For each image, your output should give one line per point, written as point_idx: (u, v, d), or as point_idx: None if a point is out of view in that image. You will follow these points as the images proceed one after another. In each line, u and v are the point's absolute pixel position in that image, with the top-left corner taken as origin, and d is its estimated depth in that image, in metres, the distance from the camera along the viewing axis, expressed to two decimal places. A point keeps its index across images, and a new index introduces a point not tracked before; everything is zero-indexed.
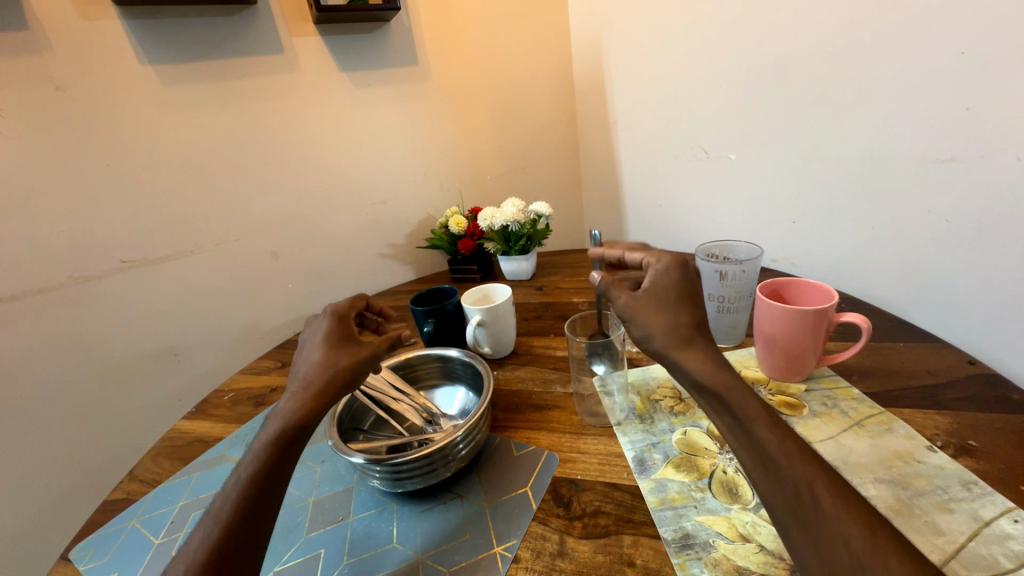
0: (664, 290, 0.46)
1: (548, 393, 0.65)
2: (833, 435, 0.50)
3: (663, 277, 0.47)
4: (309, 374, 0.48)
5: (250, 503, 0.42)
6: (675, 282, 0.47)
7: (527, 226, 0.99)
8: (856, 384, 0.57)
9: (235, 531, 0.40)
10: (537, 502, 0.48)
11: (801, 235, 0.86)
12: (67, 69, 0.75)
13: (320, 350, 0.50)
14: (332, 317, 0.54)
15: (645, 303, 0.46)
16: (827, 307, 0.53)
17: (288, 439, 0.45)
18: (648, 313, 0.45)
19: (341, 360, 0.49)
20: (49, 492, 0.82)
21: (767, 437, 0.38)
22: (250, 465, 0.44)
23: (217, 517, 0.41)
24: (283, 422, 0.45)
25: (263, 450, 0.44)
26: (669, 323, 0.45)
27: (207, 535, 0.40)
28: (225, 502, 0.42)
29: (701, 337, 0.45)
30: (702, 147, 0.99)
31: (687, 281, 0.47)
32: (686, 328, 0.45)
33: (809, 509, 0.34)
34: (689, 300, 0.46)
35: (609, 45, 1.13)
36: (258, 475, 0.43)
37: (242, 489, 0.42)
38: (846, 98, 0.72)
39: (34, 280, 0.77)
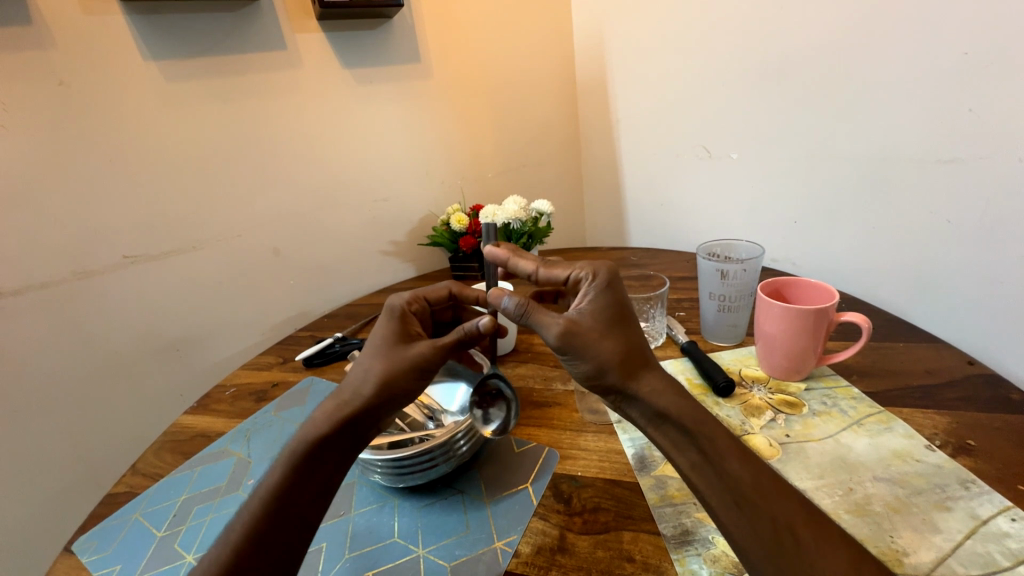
0: (604, 313, 0.43)
1: (549, 390, 0.65)
2: (832, 434, 0.50)
3: (598, 299, 0.44)
4: (346, 383, 0.48)
5: (262, 525, 0.42)
6: (612, 302, 0.44)
7: (528, 224, 1.00)
8: (856, 383, 0.57)
9: (245, 554, 0.40)
10: (538, 498, 0.48)
11: (801, 235, 0.86)
12: (70, 64, 0.75)
13: (373, 357, 0.48)
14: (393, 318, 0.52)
15: (590, 329, 0.42)
16: (827, 307, 0.53)
17: (309, 456, 0.44)
18: (598, 342, 0.42)
19: (380, 373, 0.47)
20: (51, 486, 0.82)
21: (741, 475, 0.37)
22: (270, 482, 0.43)
23: (233, 535, 0.41)
24: (309, 436, 0.45)
25: (280, 468, 0.44)
26: (621, 350, 0.42)
27: (220, 552, 0.41)
28: (238, 522, 0.42)
29: (651, 359, 0.42)
30: (704, 146, 0.99)
31: (621, 298, 0.44)
32: (635, 351, 0.42)
33: (790, 552, 0.35)
34: (629, 321, 0.44)
35: (612, 44, 1.13)
36: (274, 496, 0.43)
37: (260, 508, 0.42)
38: (849, 98, 0.72)
39: (37, 275, 0.78)
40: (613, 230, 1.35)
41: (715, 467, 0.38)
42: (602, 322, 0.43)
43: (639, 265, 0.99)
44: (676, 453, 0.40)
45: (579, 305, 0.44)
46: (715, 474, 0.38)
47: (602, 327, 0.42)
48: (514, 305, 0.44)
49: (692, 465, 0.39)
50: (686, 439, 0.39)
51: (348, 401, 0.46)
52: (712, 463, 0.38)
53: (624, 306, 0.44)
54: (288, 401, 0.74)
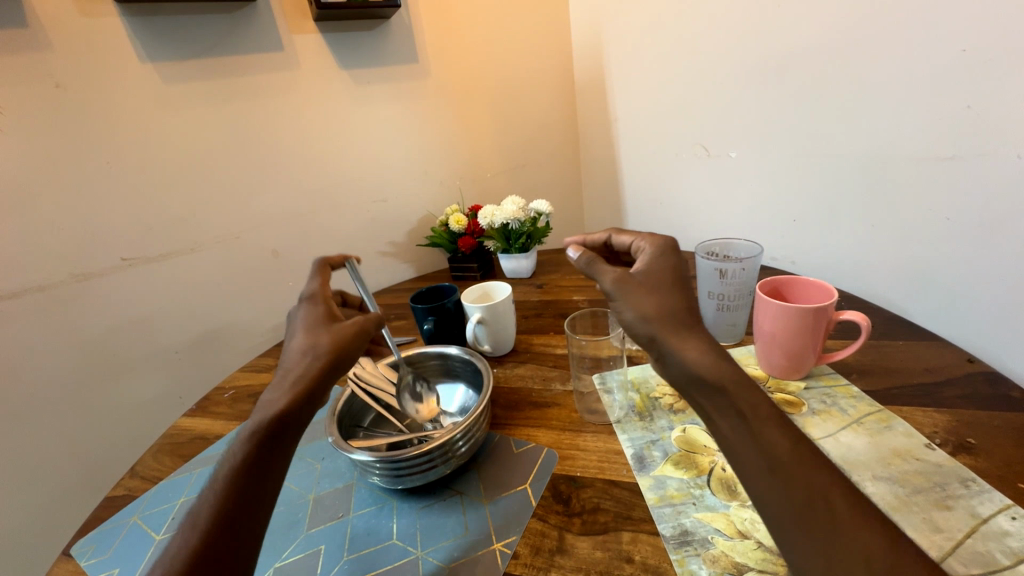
0: (659, 271, 0.45)
1: (548, 390, 0.65)
2: (832, 432, 0.50)
3: (659, 260, 0.46)
4: (292, 364, 0.48)
5: (231, 503, 0.39)
6: (670, 263, 0.46)
7: (527, 224, 1.00)
8: (856, 381, 0.57)
9: (217, 535, 0.37)
10: (537, 499, 0.48)
11: (800, 233, 0.86)
12: (67, 66, 0.75)
13: (302, 338, 0.50)
14: (307, 306, 0.54)
15: (643, 282, 0.45)
16: (826, 305, 0.53)
17: (270, 431, 0.43)
18: (645, 294, 0.44)
19: (324, 346, 0.49)
20: (50, 489, 0.82)
21: (776, 441, 0.36)
22: (231, 463, 0.41)
23: (199, 519, 0.38)
24: (266, 412, 0.44)
25: (242, 447, 0.42)
26: (668, 304, 0.43)
27: (187, 538, 0.37)
28: (204, 504, 0.39)
29: (697, 326, 0.43)
30: (702, 145, 0.99)
31: (682, 263, 0.46)
32: (682, 308, 0.43)
33: (823, 522, 0.33)
34: (684, 282, 0.45)
35: (609, 43, 1.13)
36: (237, 475, 0.41)
37: (225, 488, 0.40)
38: (846, 96, 0.72)
39: (34, 278, 0.77)
40: (612, 229, 1.35)
41: (751, 433, 0.37)
42: (657, 278, 0.45)
43: None
44: (716, 417, 0.39)
45: (639, 264, 0.47)
46: (753, 440, 0.37)
47: (657, 281, 0.45)
48: (578, 256, 0.48)
49: (732, 428, 0.38)
50: (723, 404, 0.39)
51: (301, 374, 0.47)
52: (749, 428, 0.37)
53: (684, 269, 0.46)
54: None
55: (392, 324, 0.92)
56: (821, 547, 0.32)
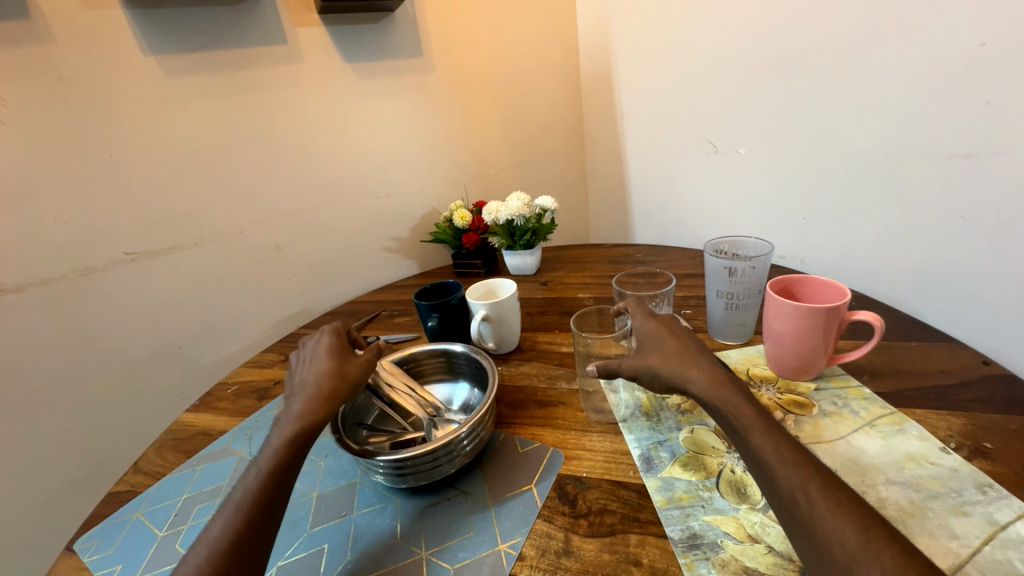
0: (651, 327, 0.51)
1: (553, 389, 0.64)
2: (844, 435, 0.49)
3: (646, 323, 0.52)
4: (317, 381, 0.50)
5: (271, 490, 0.42)
6: (657, 323, 0.51)
7: (532, 221, 0.99)
8: (867, 383, 0.56)
9: (255, 521, 0.40)
10: (542, 499, 0.48)
11: (809, 232, 0.85)
12: (70, 59, 0.75)
13: (326, 363, 0.53)
14: (330, 335, 0.56)
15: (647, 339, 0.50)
16: (838, 304, 0.51)
17: (304, 437, 0.46)
18: (647, 355, 0.48)
19: (349, 372, 0.52)
20: (56, 482, 0.82)
21: (761, 444, 0.39)
22: (271, 458, 0.45)
23: (239, 503, 0.42)
24: (300, 421, 0.47)
25: (281, 446, 0.45)
26: (676, 350, 0.48)
27: (229, 521, 0.40)
28: (247, 490, 0.42)
29: (696, 353, 0.47)
30: (710, 141, 0.98)
31: (665, 321, 0.52)
32: (688, 349, 0.48)
33: (801, 512, 0.35)
34: (676, 331, 0.51)
35: (616, 38, 1.12)
36: (277, 467, 0.44)
37: (264, 478, 0.43)
38: (858, 93, 0.70)
39: (38, 272, 0.77)
40: (618, 226, 1.35)
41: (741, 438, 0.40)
42: (652, 332, 0.50)
43: (644, 262, 0.98)
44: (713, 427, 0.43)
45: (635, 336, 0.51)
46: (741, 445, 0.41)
47: (655, 334, 0.50)
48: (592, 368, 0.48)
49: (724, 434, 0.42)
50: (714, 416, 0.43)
51: (329, 392, 0.50)
52: (736, 435, 0.41)
53: (670, 321, 0.52)
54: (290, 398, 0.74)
55: (396, 320, 0.92)
56: (804, 535, 0.34)
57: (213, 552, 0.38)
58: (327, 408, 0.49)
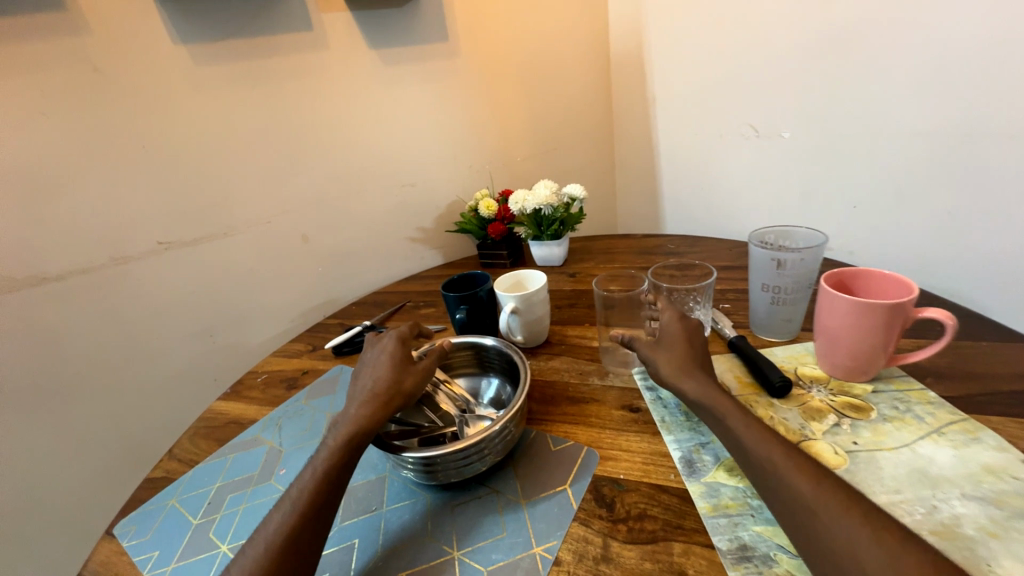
0: (675, 328, 0.52)
1: (585, 385, 0.62)
2: (907, 443, 0.45)
3: (674, 324, 0.53)
4: (376, 386, 0.50)
5: (325, 492, 0.43)
6: (683, 328, 0.52)
7: (561, 210, 0.96)
8: (932, 386, 0.51)
9: (310, 521, 0.41)
10: (577, 502, 0.46)
11: (862, 221, 0.81)
12: (103, 49, 0.75)
13: (386, 369, 0.51)
14: (394, 339, 0.55)
15: (664, 341, 0.52)
16: (904, 301, 0.47)
17: (359, 439, 0.46)
18: (656, 354, 0.51)
19: (407, 381, 0.51)
20: (98, 464, 0.85)
21: (774, 467, 0.38)
22: (326, 458, 0.45)
23: (293, 503, 0.42)
24: (355, 425, 0.46)
25: (337, 448, 0.45)
26: (687, 357, 0.50)
27: (285, 519, 0.41)
28: (303, 490, 0.43)
29: (702, 372, 0.48)
30: (752, 124, 0.93)
31: (691, 328, 0.53)
32: (698, 360, 0.50)
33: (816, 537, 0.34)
34: (698, 339, 0.52)
35: (651, 18, 1.08)
36: (333, 468, 0.44)
37: (318, 479, 0.44)
38: (924, 70, 0.66)
39: (78, 260, 0.79)
40: (648, 215, 1.30)
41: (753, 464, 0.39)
42: (674, 334, 0.52)
43: (677, 252, 0.94)
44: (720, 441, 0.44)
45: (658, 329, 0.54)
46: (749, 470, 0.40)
47: (674, 336, 0.52)
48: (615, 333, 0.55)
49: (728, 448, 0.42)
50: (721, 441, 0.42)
51: (388, 399, 0.49)
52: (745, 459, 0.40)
53: (695, 327, 0.53)
54: (318, 388, 0.73)
55: (422, 311, 0.91)
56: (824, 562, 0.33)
57: (268, 551, 0.39)
58: (382, 413, 0.48)
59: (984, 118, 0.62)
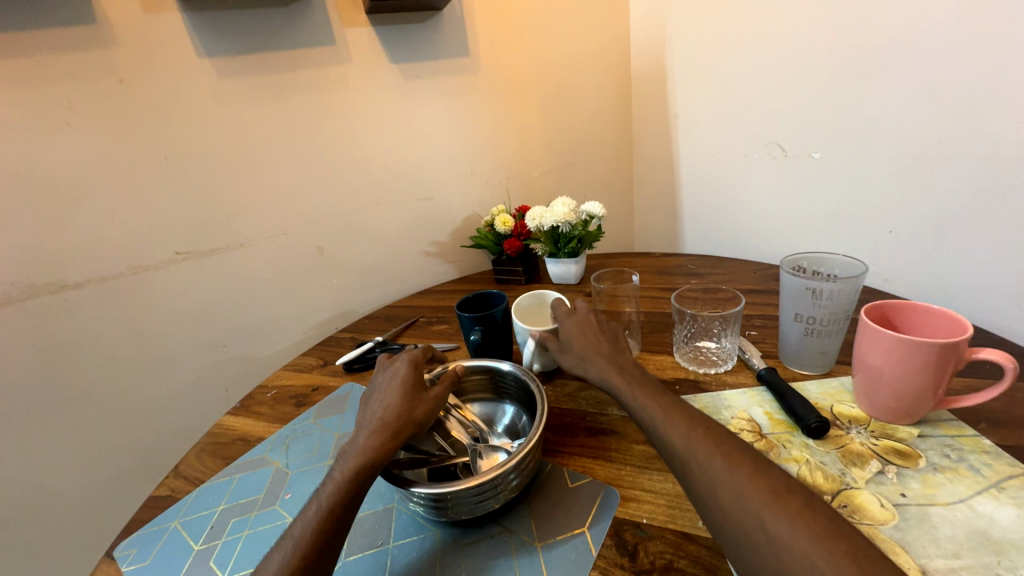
0: (566, 327, 0.57)
1: (604, 415, 0.59)
2: (964, 498, 0.41)
3: (567, 326, 0.58)
4: (385, 415, 0.48)
5: (329, 530, 0.41)
6: (575, 325, 0.57)
7: (579, 228, 0.94)
8: (986, 433, 0.47)
9: (312, 563, 0.39)
10: (597, 549, 0.42)
11: (899, 246, 0.76)
12: (131, 62, 0.76)
13: (397, 395, 0.49)
14: (406, 363, 0.53)
15: (564, 338, 0.57)
16: (957, 340, 0.43)
17: (367, 472, 0.44)
18: (559, 354, 0.57)
19: (417, 410, 0.48)
20: (105, 474, 0.84)
21: None
22: (332, 493, 0.42)
23: (298, 540, 0.40)
24: (362, 457, 0.44)
25: (342, 482, 0.43)
26: (584, 346, 0.54)
27: (286, 559, 0.39)
28: (306, 528, 0.41)
29: (594, 356, 0.53)
30: (780, 145, 0.90)
31: (582, 322, 0.57)
32: (595, 345, 0.54)
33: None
34: (591, 328, 0.56)
35: (676, 35, 1.06)
36: (338, 504, 0.42)
37: (325, 514, 0.41)
38: (967, 91, 0.63)
39: (97, 269, 0.79)
40: (667, 233, 1.27)
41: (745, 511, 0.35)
42: (570, 332, 0.57)
43: (699, 274, 0.91)
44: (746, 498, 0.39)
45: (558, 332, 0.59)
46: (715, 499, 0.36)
47: (569, 334, 0.57)
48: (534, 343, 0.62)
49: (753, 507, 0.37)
50: (689, 479, 0.38)
51: (395, 429, 0.46)
52: None
53: (589, 316, 0.58)
54: (327, 406, 0.72)
55: (435, 328, 0.89)
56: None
57: None
58: (393, 445, 0.46)
59: None
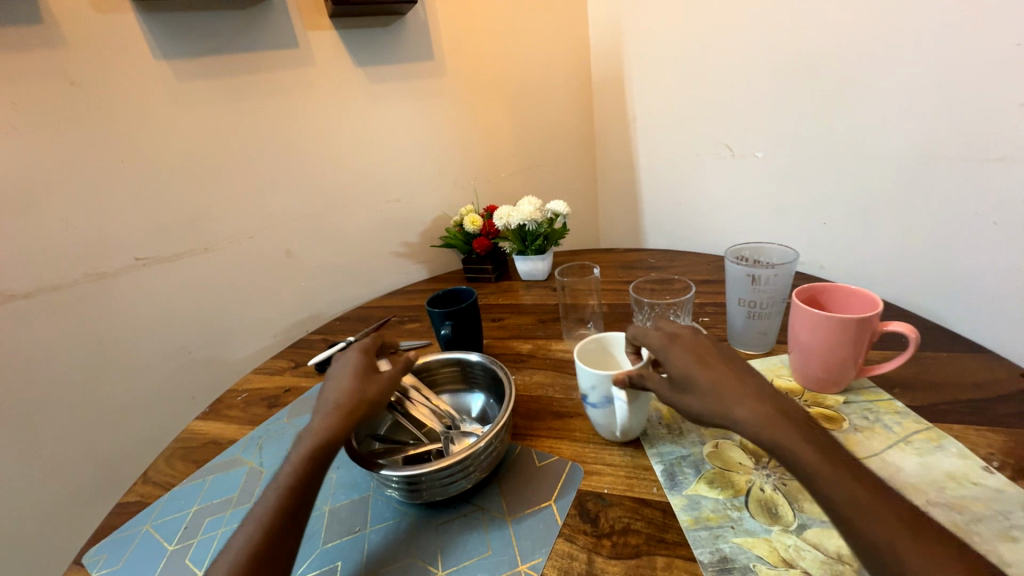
0: (679, 360, 0.43)
1: (569, 400, 0.63)
2: (877, 452, 0.47)
3: (676, 357, 0.43)
4: (339, 399, 0.49)
5: (291, 506, 0.43)
6: (687, 354, 0.43)
7: (544, 226, 0.98)
8: (899, 397, 0.54)
9: (275, 537, 0.41)
10: (563, 518, 0.46)
11: (832, 236, 0.84)
12: (82, 65, 0.74)
13: (350, 380, 0.51)
14: (358, 351, 0.54)
15: (682, 377, 0.42)
16: (870, 315, 0.49)
17: (325, 451, 0.46)
18: (678, 397, 0.42)
19: (370, 390, 0.50)
20: (64, 489, 0.81)
21: None
22: (289, 474, 0.44)
23: (260, 518, 0.42)
24: (316, 438, 0.46)
25: (300, 462, 0.45)
26: (715, 381, 0.41)
27: (248, 537, 0.41)
28: (265, 507, 0.42)
29: (741, 397, 0.40)
30: (727, 145, 0.97)
31: (695, 349, 0.44)
32: (726, 377, 0.41)
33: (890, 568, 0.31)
34: (709, 356, 0.43)
35: (630, 41, 1.12)
36: (297, 483, 0.44)
37: (287, 492, 0.43)
38: (879, 97, 0.71)
39: (49, 277, 0.77)
40: (629, 230, 1.33)
41: None
42: (682, 365, 0.43)
43: (658, 267, 0.96)
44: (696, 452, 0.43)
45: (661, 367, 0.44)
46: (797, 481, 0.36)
47: (684, 364, 0.43)
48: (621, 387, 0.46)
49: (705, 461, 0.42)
50: None
51: (348, 410, 0.48)
52: None
53: (696, 340, 0.45)
54: (301, 406, 0.72)
55: (406, 327, 0.90)
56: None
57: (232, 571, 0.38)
58: (350, 424, 0.47)
59: (938, 143, 0.65)
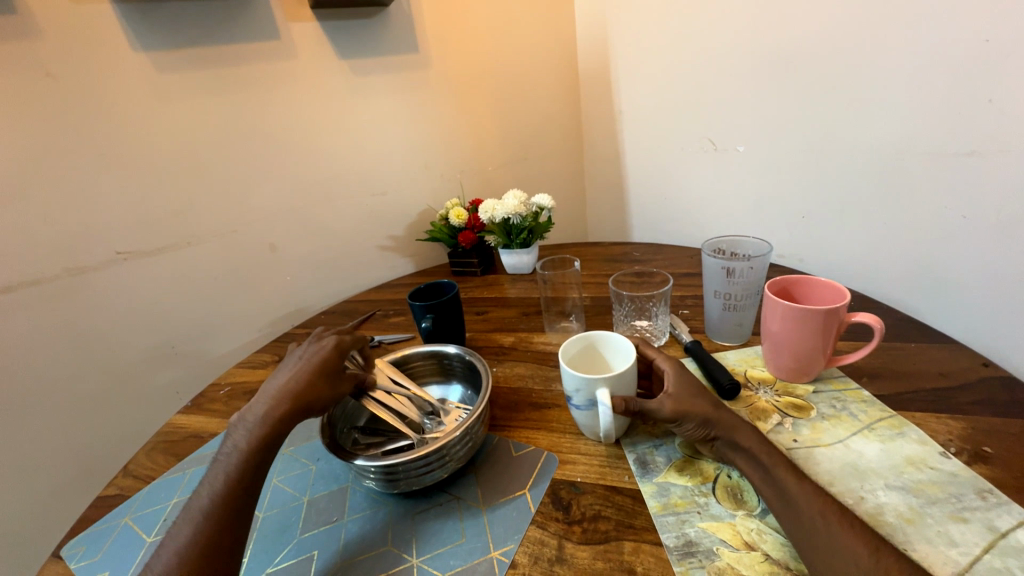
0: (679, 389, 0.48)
1: (548, 391, 0.63)
2: (843, 439, 0.48)
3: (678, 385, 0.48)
4: (289, 385, 0.51)
5: (235, 499, 0.44)
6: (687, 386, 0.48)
7: (529, 219, 0.98)
8: (866, 386, 0.55)
9: (222, 528, 0.43)
10: (535, 505, 0.47)
11: (810, 230, 0.85)
12: (58, 56, 0.73)
13: (298, 369, 0.52)
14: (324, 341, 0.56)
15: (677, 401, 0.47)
16: (838, 307, 0.50)
17: (263, 445, 0.47)
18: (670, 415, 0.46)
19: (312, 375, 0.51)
20: (49, 481, 0.82)
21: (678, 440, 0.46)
22: (228, 467, 0.46)
23: (201, 510, 0.44)
24: (254, 433, 0.48)
25: (239, 456, 0.46)
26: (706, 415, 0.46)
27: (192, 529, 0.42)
28: (208, 500, 0.44)
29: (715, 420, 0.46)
30: (710, 138, 0.98)
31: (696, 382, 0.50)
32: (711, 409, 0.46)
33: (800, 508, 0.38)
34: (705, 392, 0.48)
35: (616, 33, 1.11)
36: (239, 475, 0.46)
37: (229, 483, 0.45)
38: (855, 92, 0.72)
39: (29, 272, 0.76)
40: (615, 222, 1.34)
41: None
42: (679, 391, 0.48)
43: (641, 260, 0.97)
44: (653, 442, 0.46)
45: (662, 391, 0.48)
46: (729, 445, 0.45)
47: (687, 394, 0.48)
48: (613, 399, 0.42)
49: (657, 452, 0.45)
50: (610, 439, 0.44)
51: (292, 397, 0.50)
52: None
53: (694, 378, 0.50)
54: None
55: (391, 320, 0.91)
56: (813, 546, 0.36)
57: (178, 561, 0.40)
58: (290, 417, 0.49)
59: (910, 138, 0.66)
